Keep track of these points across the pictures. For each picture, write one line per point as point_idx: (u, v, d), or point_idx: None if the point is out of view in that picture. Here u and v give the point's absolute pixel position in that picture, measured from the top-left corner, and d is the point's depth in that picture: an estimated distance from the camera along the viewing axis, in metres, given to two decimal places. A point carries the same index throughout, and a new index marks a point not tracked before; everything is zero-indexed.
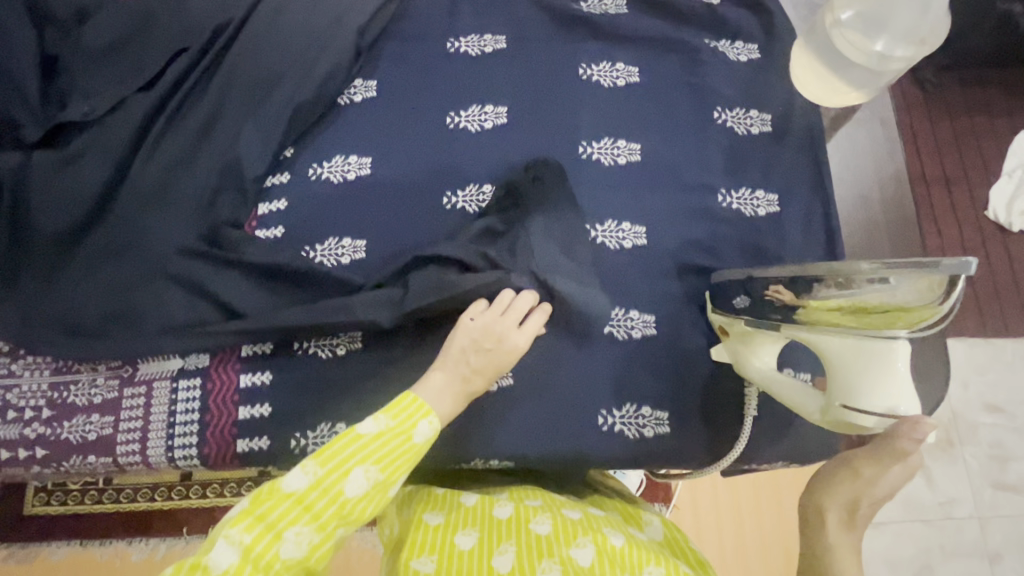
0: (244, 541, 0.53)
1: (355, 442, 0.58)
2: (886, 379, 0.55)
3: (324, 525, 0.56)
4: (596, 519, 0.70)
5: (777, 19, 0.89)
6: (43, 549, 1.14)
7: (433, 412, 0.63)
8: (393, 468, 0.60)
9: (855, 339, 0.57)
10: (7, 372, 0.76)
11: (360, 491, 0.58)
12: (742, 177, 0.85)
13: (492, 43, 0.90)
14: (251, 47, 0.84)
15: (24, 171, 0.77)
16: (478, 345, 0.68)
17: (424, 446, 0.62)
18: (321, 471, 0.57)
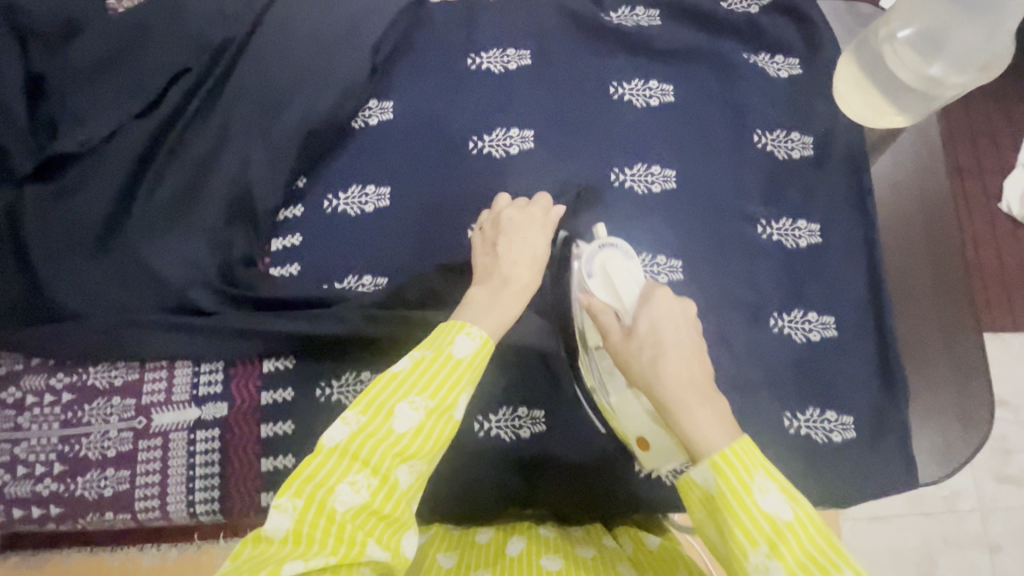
0: (296, 506, 0.48)
1: (394, 380, 0.52)
2: (629, 283, 0.59)
3: (379, 468, 0.50)
4: (611, 556, 0.62)
5: (822, 32, 0.83)
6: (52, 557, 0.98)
7: (472, 325, 0.56)
8: (444, 390, 0.53)
9: (611, 275, 0.61)
10: (13, 426, 0.72)
11: (414, 424, 0.52)
12: (783, 205, 0.80)
13: (516, 59, 0.83)
14: (256, 67, 0.77)
15: (16, 209, 0.72)
16: (501, 249, 0.65)
17: (473, 361, 0.54)
18: (364, 417, 0.51)
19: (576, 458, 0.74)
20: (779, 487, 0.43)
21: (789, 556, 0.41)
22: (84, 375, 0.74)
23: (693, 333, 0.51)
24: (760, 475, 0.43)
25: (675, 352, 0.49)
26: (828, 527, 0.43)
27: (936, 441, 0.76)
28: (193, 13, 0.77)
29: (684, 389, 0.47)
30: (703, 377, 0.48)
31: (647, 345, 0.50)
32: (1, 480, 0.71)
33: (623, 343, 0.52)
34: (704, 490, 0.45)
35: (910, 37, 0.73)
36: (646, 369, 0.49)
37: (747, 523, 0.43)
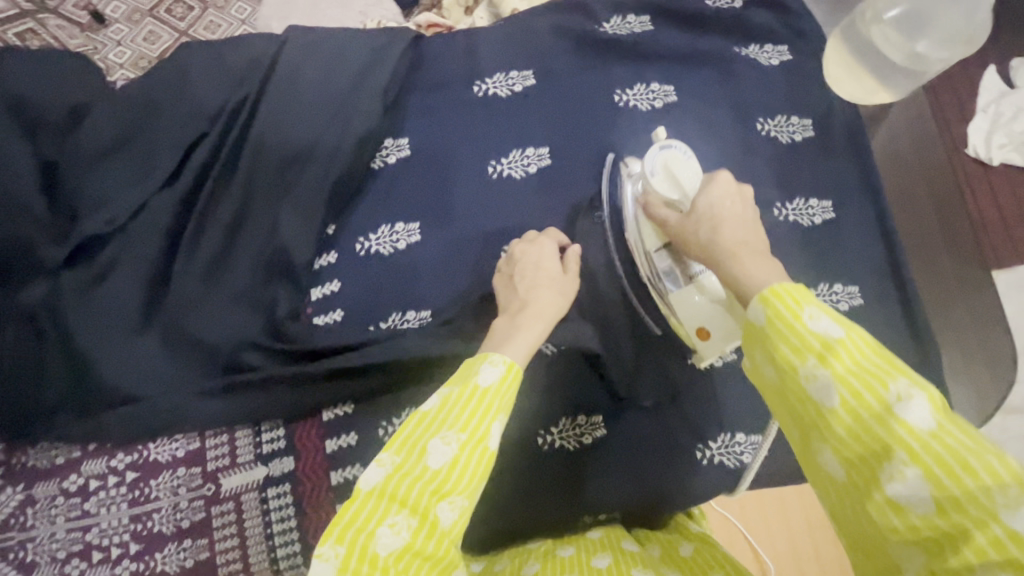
0: (339, 554, 0.46)
1: (424, 418, 0.52)
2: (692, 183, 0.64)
3: (417, 506, 0.49)
4: (627, 561, 0.64)
5: (801, 20, 0.88)
6: None
7: (496, 354, 0.56)
8: (475, 422, 0.52)
9: (672, 179, 0.65)
10: (81, 513, 0.72)
11: (449, 458, 0.50)
12: (795, 187, 0.84)
13: (520, 80, 0.86)
14: (273, 122, 0.78)
15: (53, 299, 0.72)
16: (518, 280, 0.69)
17: (499, 388, 0.54)
18: (397, 457, 0.50)
19: (639, 456, 0.76)
20: (829, 314, 0.44)
21: (838, 365, 0.42)
22: (144, 452, 0.74)
23: (750, 210, 0.57)
24: (809, 303, 0.44)
25: (731, 222, 0.55)
26: (877, 344, 0.43)
27: (968, 389, 0.81)
28: (204, 79, 0.79)
29: (737, 245, 0.53)
30: (756, 239, 0.54)
31: (705, 219, 0.56)
32: (77, 570, 0.70)
33: (683, 220, 0.59)
34: (755, 324, 0.47)
35: (897, 17, 0.77)
36: (706, 237, 0.56)
37: (795, 341, 0.44)
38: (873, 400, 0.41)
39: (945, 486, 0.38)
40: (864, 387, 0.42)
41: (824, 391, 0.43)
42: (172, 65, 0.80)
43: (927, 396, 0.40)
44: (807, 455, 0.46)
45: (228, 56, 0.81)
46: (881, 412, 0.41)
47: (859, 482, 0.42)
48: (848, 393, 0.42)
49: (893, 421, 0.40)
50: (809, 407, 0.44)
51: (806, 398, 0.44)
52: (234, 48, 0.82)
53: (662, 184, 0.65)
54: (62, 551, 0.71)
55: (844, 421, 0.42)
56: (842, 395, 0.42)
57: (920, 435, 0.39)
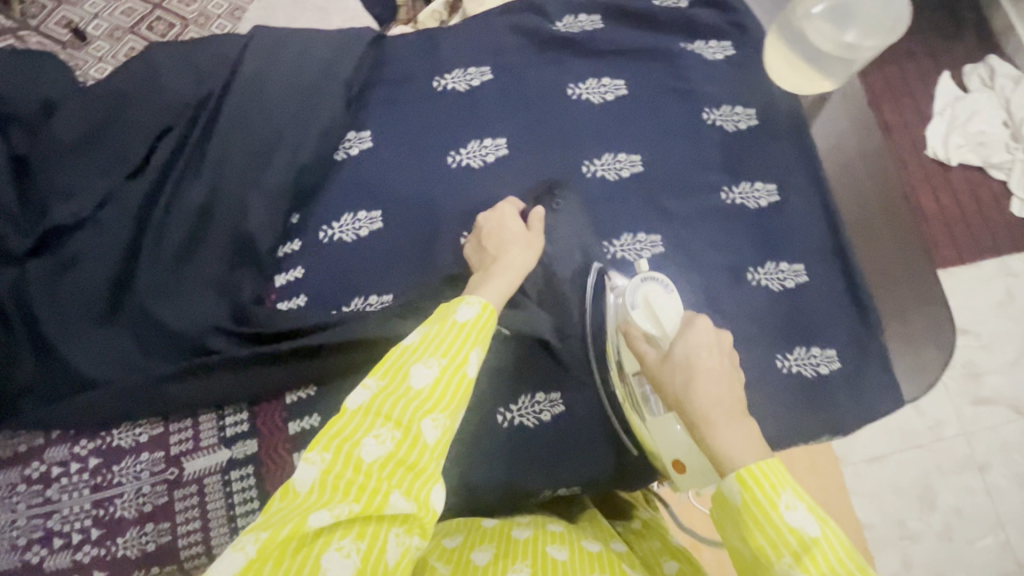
0: (324, 459, 0.49)
1: (407, 348, 0.56)
2: (671, 316, 0.65)
3: (401, 420, 0.51)
4: (618, 556, 0.65)
5: (741, 16, 0.93)
6: None
7: (474, 296, 0.61)
8: (455, 349, 0.56)
9: (652, 309, 0.67)
10: (43, 500, 0.72)
11: (432, 379, 0.53)
12: (741, 172, 0.88)
13: (478, 76, 0.90)
14: (238, 116, 0.81)
15: (21, 286, 0.74)
16: (486, 242, 0.74)
17: (476, 323, 0.58)
18: (383, 380, 0.53)
19: (596, 430, 0.79)
20: (804, 506, 0.48)
21: (814, 567, 0.45)
22: (108, 438, 0.75)
23: (724, 363, 0.59)
24: (786, 492, 0.49)
25: (710, 378, 0.57)
26: (850, 549, 0.46)
27: (910, 360, 0.85)
28: (170, 76, 0.82)
29: (709, 410, 0.55)
30: (731, 402, 0.56)
31: (681, 368, 0.59)
32: (38, 556, 0.70)
33: (658, 364, 0.62)
34: (731, 502, 0.50)
35: (822, 12, 0.84)
36: (680, 387, 0.58)
37: (772, 533, 0.47)
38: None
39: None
40: None
41: None
42: (140, 63, 0.83)
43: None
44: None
45: (194, 55, 0.84)
46: None
47: None
48: None
49: None
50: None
51: None
52: (202, 48, 0.85)
53: (641, 314, 0.67)
54: (22, 539, 0.71)
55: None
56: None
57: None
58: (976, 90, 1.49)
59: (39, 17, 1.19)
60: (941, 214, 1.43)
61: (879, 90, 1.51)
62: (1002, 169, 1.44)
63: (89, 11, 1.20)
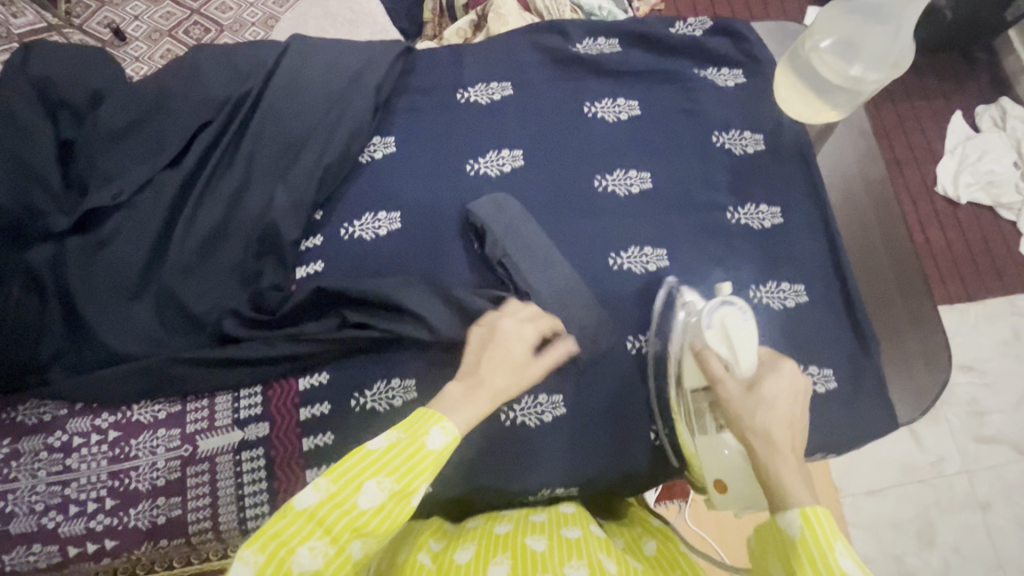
0: (258, 561, 0.53)
1: (366, 458, 0.57)
2: (749, 346, 0.69)
3: (336, 539, 0.55)
4: (595, 540, 0.67)
5: (753, 46, 0.97)
6: None
7: (448, 419, 0.60)
8: (410, 477, 0.57)
9: (731, 338, 0.70)
10: (62, 468, 0.75)
11: (376, 504, 0.56)
12: (747, 194, 0.91)
13: (500, 90, 0.94)
14: (272, 116, 0.86)
15: (59, 262, 0.78)
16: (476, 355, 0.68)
17: (441, 453, 0.59)
18: (333, 486, 0.55)
19: (592, 433, 0.81)
20: (855, 559, 0.52)
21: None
22: (129, 412, 0.78)
23: (799, 409, 0.64)
24: (840, 541, 0.53)
25: (788, 422, 0.62)
26: None
27: (906, 385, 0.87)
28: (211, 75, 0.88)
29: (779, 446, 0.61)
30: (798, 443, 0.62)
31: (764, 404, 0.64)
32: (53, 522, 0.74)
33: (737, 391, 0.66)
34: (788, 535, 0.54)
35: (831, 46, 0.87)
36: (760, 424, 0.62)
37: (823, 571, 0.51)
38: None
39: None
40: None
41: None
42: (184, 63, 0.89)
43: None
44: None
45: (235, 57, 0.89)
46: None
47: None
48: None
49: None
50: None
51: None
52: (243, 51, 0.91)
53: (717, 339, 0.70)
54: (40, 504, 0.74)
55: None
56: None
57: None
58: (985, 131, 1.52)
59: (82, 16, 1.26)
60: (949, 250, 1.45)
61: (889, 125, 1.54)
62: (1009, 209, 1.47)
63: (130, 13, 1.27)
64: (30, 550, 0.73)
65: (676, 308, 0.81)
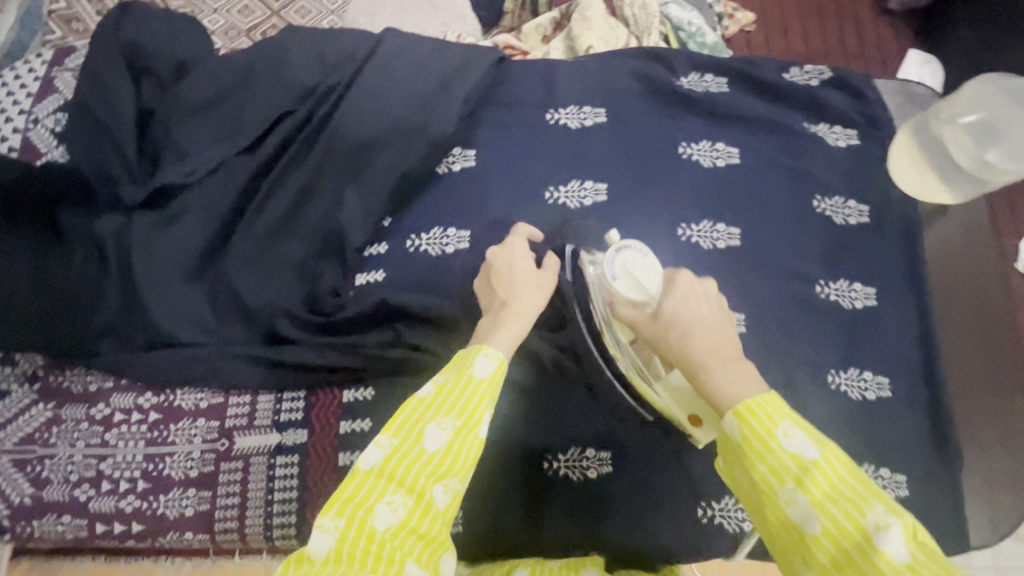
0: (338, 526, 0.50)
1: (420, 404, 0.55)
2: (653, 275, 0.65)
3: (413, 487, 0.53)
4: None
5: (874, 107, 0.89)
6: (66, 563, 0.99)
7: (489, 347, 0.59)
8: (471, 412, 0.55)
9: (632, 279, 0.65)
10: (100, 442, 0.75)
11: (443, 443, 0.54)
12: (840, 268, 0.84)
13: (591, 115, 0.89)
14: (355, 112, 0.82)
15: (125, 234, 0.77)
16: (495, 283, 0.68)
17: (493, 379, 0.57)
18: (394, 440, 0.54)
19: (637, 499, 0.76)
20: (803, 432, 0.50)
21: (814, 489, 0.48)
22: (171, 396, 0.77)
23: (712, 308, 0.60)
24: (785, 422, 0.50)
25: (701, 329, 0.58)
26: (849, 465, 0.49)
27: (985, 504, 0.79)
28: (300, 61, 0.85)
29: (708, 356, 0.56)
30: (727, 349, 0.56)
31: (673, 326, 0.59)
32: (85, 495, 0.73)
33: (650, 325, 0.62)
34: (732, 439, 0.52)
35: (972, 123, 0.81)
36: (676, 346, 0.58)
37: (773, 463, 0.49)
38: (850, 525, 0.46)
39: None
40: (843, 515, 0.47)
41: (805, 518, 0.48)
42: (275, 44, 0.85)
43: (901, 526, 0.45)
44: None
45: (326, 45, 0.86)
46: (860, 541, 0.45)
47: None
48: (827, 520, 0.47)
49: (872, 551, 0.44)
50: (791, 530, 0.49)
51: (790, 526, 0.49)
52: (334, 38, 0.87)
53: (627, 289, 0.65)
54: (75, 475, 0.74)
55: (824, 545, 0.47)
56: (822, 519, 0.47)
57: (896, 565, 0.44)
58: None
59: None
60: None
61: None
62: None
63: None
64: (59, 520, 0.73)
65: (586, 267, 0.72)
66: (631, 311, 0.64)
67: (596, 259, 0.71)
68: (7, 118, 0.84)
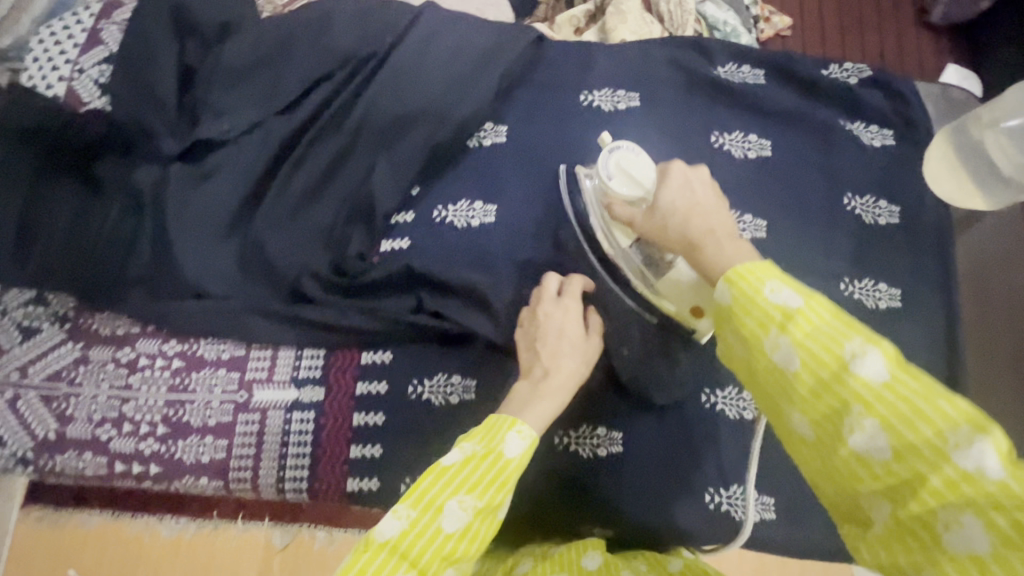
0: None
1: (444, 475, 0.56)
2: (644, 172, 0.68)
3: (424, 567, 0.53)
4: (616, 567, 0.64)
5: (914, 109, 0.88)
6: (76, 517, 1.17)
7: (521, 423, 0.60)
8: (492, 492, 0.56)
9: (626, 178, 0.68)
10: (124, 385, 0.77)
11: (462, 524, 0.55)
12: (867, 267, 0.83)
13: (625, 99, 0.88)
14: (392, 80, 0.83)
15: (160, 185, 0.78)
16: (541, 346, 0.69)
17: (520, 461, 0.58)
18: (414, 512, 0.54)
19: (645, 482, 0.76)
20: (786, 283, 0.47)
21: (797, 332, 0.45)
22: (195, 345, 0.79)
23: (705, 187, 0.61)
24: (772, 280, 0.48)
25: (695, 210, 0.59)
26: (835, 309, 0.46)
27: None
28: (340, 26, 0.85)
29: (704, 233, 0.57)
30: (721, 226, 0.57)
31: (667, 213, 0.61)
32: (107, 435, 0.75)
33: (646, 218, 0.63)
34: (723, 304, 0.50)
35: (1016, 128, 0.76)
36: (673, 230, 0.60)
37: (757, 314, 0.47)
38: (832, 359, 0.44)
39: (901, 435, 0.41)
40: (825, 352, 0.44)
41: (786, 359, 0.46)
42: (317, 8, 0.86)
43: (880, 352, 0.43)
44: (782, 425, 0.49)
45: (368, 12, 0.86)
46: (838, 372, 0.44)
47: (826, 441, 0.46)
48: (807, 358, 0.45)
49: (850, 378, 0.43)
50: (776, 377, 0.47)
51: (773, 372, 0.47)
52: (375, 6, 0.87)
53: (624, 186, 0.68)
54: (98, 414, 0.76)
55: (805, 383, 0.45)
56: (803, 359, 0.45)
57: (873, 387, 0.42)
58: None
59: None
60: None
61: None
62: None
63: None
64: (80, 457, 0.75)
65: (585, 181, 0.78)
66: (627, 209, 0.67)
67: (593, 171, 0.76)
68: (53, 67, 0.86)
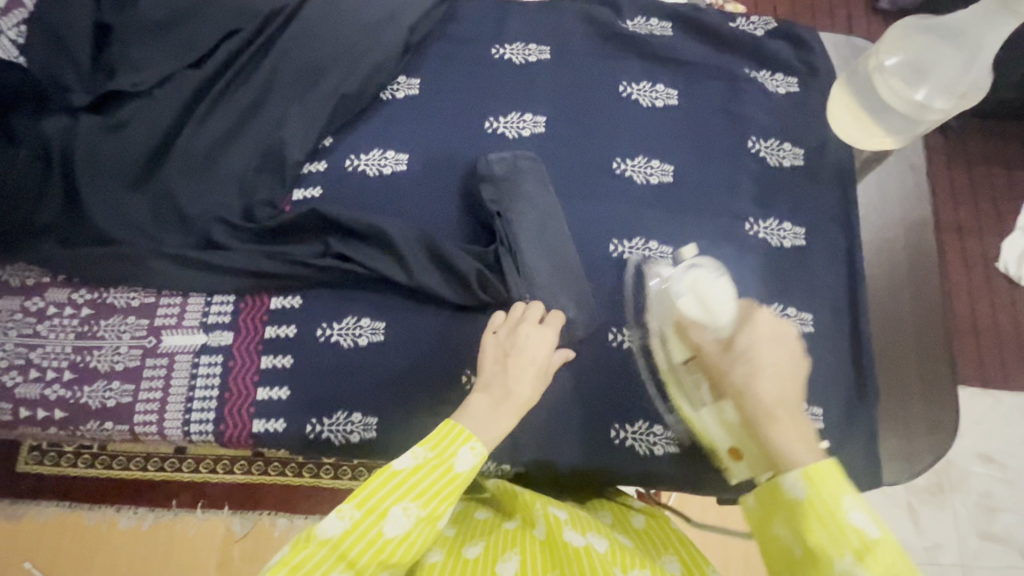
0: None
1: (392, 480, 0.55)
2: (723, 297, 0.68)
3: (362, 570, 0.53)
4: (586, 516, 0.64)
5: (815, 55, 0.91)
6: (31, 509, 1.13)
7: (475, 438, 0.59)
8: (436, 501, 0.56)
9: (698, 294, 0.70)
10: (32, 332, 0.77)
11: (403, 530, 0.54)
12: (771, 208, 0.85)
13: (536, 53, 0.91)
14: (303, 34, 0.85)
15: (70, 133, 0.79)
16: (510, 361, 0.65)
17: (469, 474, 0.58)
18: (357, 513, 0.53)
19: (555, 419, 0.77)
20: (866, 509, 0.50)
21: (874, 567, 0.47)
22: (105, 294, 0.79)
23: (788, 351, 0.62)
24: (847, 495, 0.51)
25: (771, 369, 0.61)
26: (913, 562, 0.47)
27: (899, 444, 0.81)
28: None
29: (773, 401, 0.59)
30: (790, 396, 0.59)
31: (744, 360, 0.62)
32: (13, 381, 0.76)
33: (719, 354, 0.65)
34: (790, 494, 0.52)
35: (897, 65, 0.77)
36: (741, 378, 0.61)
37: (833, 530, 0.49)
38: None
39: None
40: None
41: None
42: None
43: None
44: None
45: None
46: None
47: None
48: None
49: None
50: None
51: None
52: None
53: (692, 304, 0.69)
54: (5, 361, 0.76)
55: None
56: None
57: None
58: None
59: None
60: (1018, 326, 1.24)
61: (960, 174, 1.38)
62: None
63: None
64: None
65: (651, 280, 0.79)
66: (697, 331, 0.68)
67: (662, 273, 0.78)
68: None
